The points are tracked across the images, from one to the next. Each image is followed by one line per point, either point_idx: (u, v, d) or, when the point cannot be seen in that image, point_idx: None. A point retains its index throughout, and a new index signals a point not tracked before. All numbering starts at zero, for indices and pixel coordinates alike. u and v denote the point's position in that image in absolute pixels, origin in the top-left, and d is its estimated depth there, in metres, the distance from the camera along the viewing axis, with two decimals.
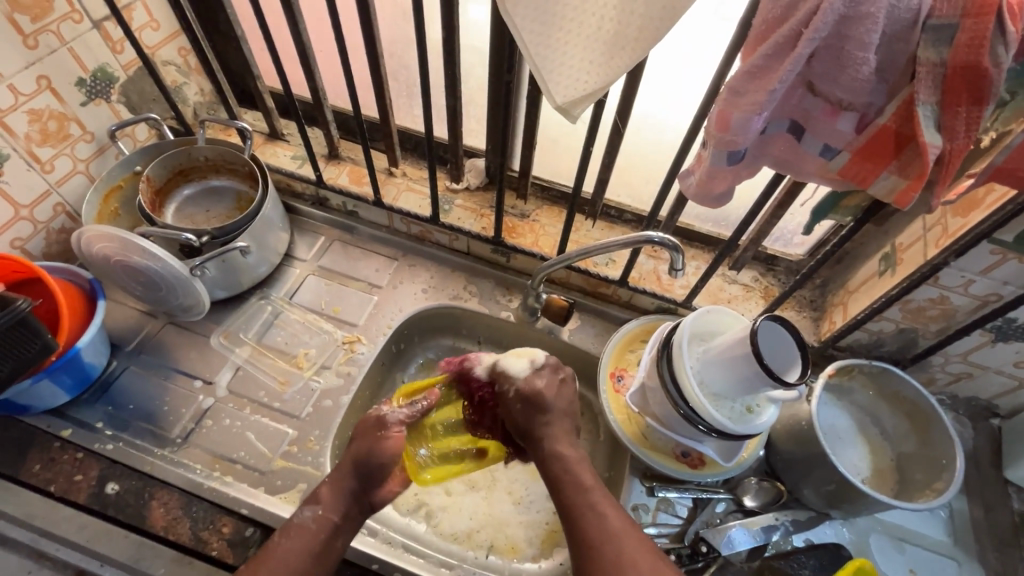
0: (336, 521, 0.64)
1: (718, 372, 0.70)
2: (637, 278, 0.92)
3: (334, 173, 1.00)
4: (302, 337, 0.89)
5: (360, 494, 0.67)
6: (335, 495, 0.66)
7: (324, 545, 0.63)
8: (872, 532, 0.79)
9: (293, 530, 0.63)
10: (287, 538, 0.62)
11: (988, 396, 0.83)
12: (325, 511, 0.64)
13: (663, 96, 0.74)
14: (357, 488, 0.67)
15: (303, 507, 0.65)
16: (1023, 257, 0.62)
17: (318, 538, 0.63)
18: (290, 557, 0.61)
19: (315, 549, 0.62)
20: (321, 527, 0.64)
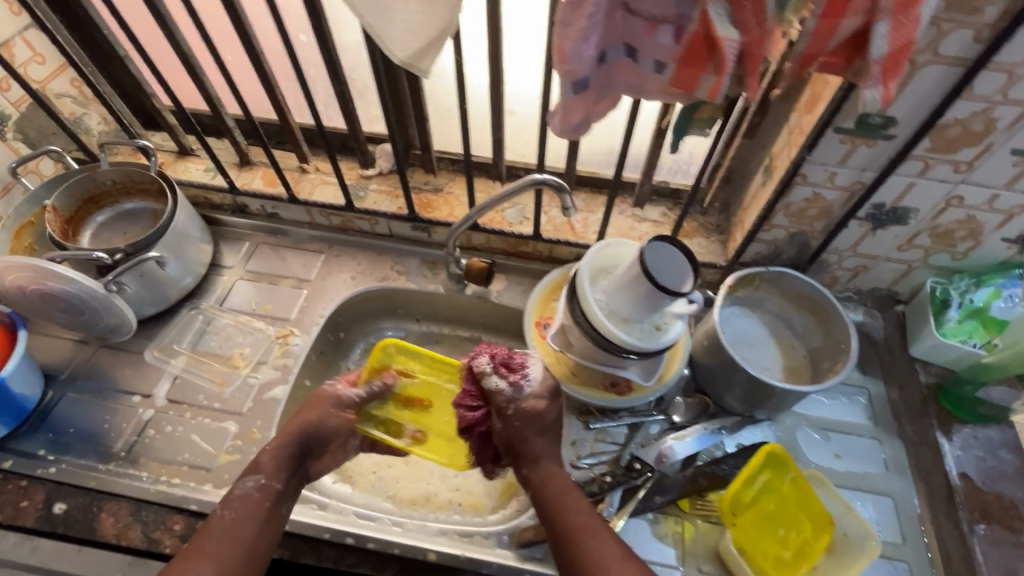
0: (276, 486, 0.69)
1: (621, 298, 0.74)
2: (551, 231, 0.95)
3: (247, 178, 1.02)
4: (236, 341, 0.90)
5: (261, 494, 0.67)
6: (269, 463, 0.70)
7: (269, 510, 0.67)
8: (799, 428, 0.83)
9: (233, 500, 0.66)
10: (225, 508, 0.65)
11: (887, 285, 0.88)
12: (266, 479, 0.68)
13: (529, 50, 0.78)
14: (295, 455, 0.72)
15: (246, 479, 0.68)
16: (869, 141, 0.67)
17: (263, 505, 0.67)
18: (233, 526, 0.64)
19: (258, 517, 0.66)
20: (264, 494, 0.67)
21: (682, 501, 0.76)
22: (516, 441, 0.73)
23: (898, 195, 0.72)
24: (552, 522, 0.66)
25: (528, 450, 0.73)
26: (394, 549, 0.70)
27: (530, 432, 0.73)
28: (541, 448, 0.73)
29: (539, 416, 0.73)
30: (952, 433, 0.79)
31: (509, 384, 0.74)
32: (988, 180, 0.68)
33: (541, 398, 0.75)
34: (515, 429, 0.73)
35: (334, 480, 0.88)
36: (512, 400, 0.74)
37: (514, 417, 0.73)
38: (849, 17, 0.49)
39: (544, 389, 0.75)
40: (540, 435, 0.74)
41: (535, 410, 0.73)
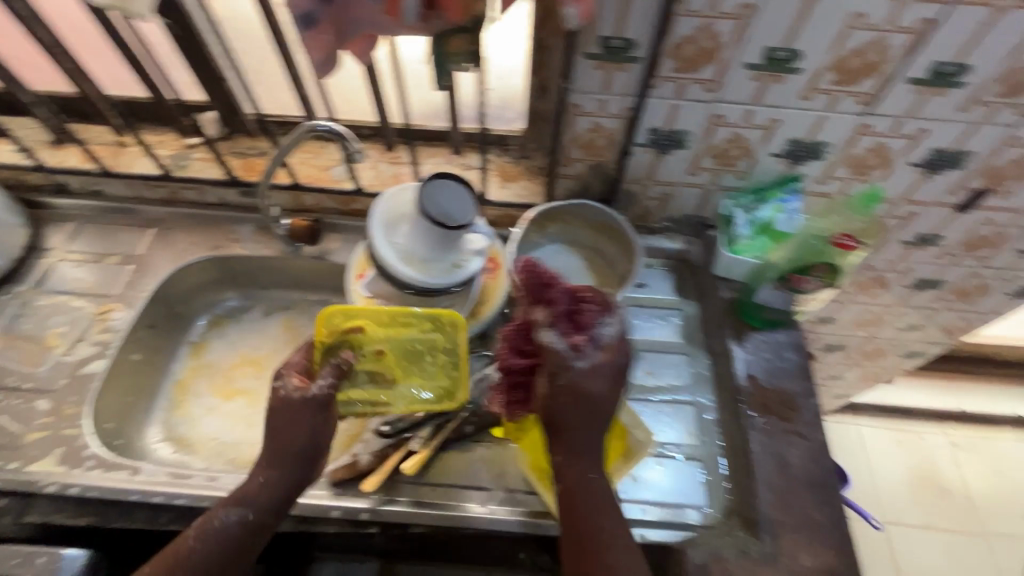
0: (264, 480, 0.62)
1: (414, 238, 0.76)
2: (377, 185, 0.96)
3: (61, 156, 0.98)
4: (54, 322, 0.88)
5: (262, 518, 0.61)
6: (264, 490, 0.61)
7: (247, 546, 0.60)
8: None
9: (198, 531, 0.58)
10: (194, 537, 0.58)
11: (694, 211, 0.93)
12: (251, 515, 0.60)
13: None
14: (297, 479, 0.63)
15: (228, 510, 0.60)
16: (620, 66, 0.70)
17: (234, 543, 0.59)
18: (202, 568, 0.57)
19: (220, 561, 0.58)
20: (247, 529, 0.60)
21: (495, 428, 0.79)
22: (565, 426, 0.62)
23: (667, 118, 0.76)
24: (578, 541, 0.57)
25: (563, 430, 0.62)
26: (202, 502, 0.72)
27: (554, 423, 0.62)
28: (559, 437, 0.62)
29: (591, 399, 0.62)
30: (744, 339, 0.85)
31: (557, 346, 0.62)
32: (738, 97, 0.73)
33: (599, 373, 0.63)
34: (554, 405, 0.62)
35: (170, 449, 0.88)
36: (558, 376, 0.62)
37: (551, 390, 0.62)
38: None
39: (606, 364, 0.63)
40: (568, 421, 0.62)
41: (578, 392, 0.61)
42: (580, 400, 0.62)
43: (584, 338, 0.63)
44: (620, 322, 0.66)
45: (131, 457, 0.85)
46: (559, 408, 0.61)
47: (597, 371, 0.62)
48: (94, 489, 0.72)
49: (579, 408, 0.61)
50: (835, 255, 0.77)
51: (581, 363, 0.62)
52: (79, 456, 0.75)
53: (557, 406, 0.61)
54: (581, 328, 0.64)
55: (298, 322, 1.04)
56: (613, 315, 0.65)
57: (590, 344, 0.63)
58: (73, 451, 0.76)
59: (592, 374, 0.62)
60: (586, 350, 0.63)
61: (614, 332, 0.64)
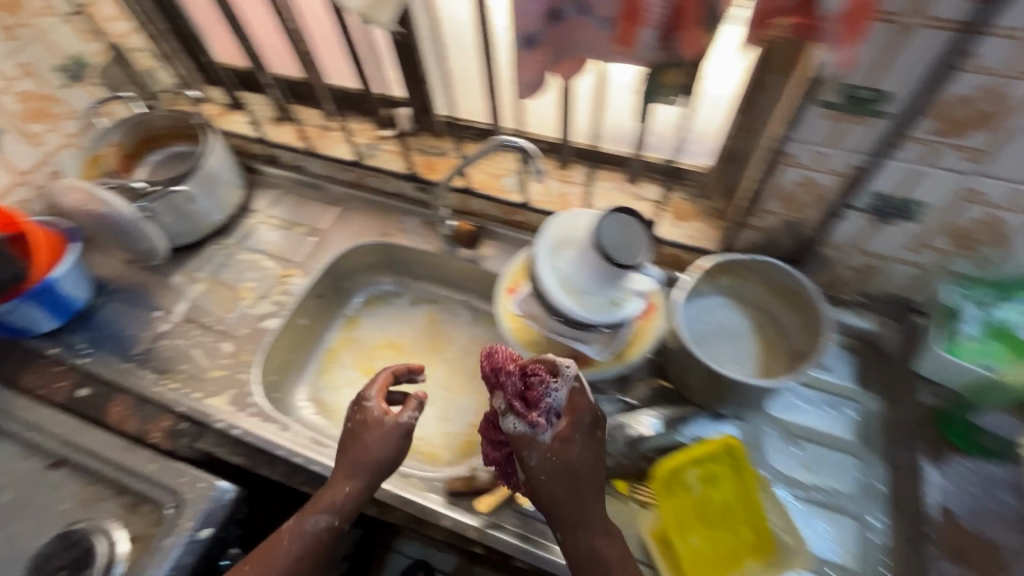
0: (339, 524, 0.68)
1: (578, 267, 0.73)
2: (544, 201, 0.95)
3: (280, 132, 1.11)
4: (247, 275, 1.01)
5: (319, 535, 0.67)
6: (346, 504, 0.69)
7: (308, 551, 0.67)
8: (767, 432, 0.78)
9: (274, 541, 0.67)
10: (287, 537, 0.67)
11: (901, 291, 0.79)
12: (337, 522, 0.68)
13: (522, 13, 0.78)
14: (340, 502, 0.68)
15: (318, 518, 0.68)
16: (859, 119, 0.60)
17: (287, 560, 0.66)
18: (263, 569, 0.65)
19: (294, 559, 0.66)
20: (293, 538, 0.67)
21: (619, 481, 0.74)
22: (561, 497, 0.64)
23: (901, 184, 0.65)
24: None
25: (560, 502, 0.64)
26: (335, 475, 0.77)
27: (566, 477, 0.64)
28: (579, 500, 0.64)
29: (575, 472, 0.65)
30: (944, 462, 0.71)
31: (524, 427, 0.66)
32: (1010, 174, 0.59)
33: (591, 444, 0.67)
34: (542, 483, 0.64)
35: (312, 411, 0.96)
36: (557, 439, 0.65)
37: (536, 466, 0.65)
38: None
39: (577, 430, 0.66)
40: (570, 487, 0.64)
41: (564, 463, 0.65)
42: (580, 477, 0.65)
43: (537, 405, 0.66)
44: (568, 381, 0.67)
45: (282, 410, 0.94)
46: (542, 472, 0.64)
47: (557, 447, 0.65)
48: (252, 435, 0.81)
49: (575, 468, 0.65)
50: None
51: (546, 437, 0.65)
52: (245, 402, 0.85)
53: (574, 462, 0.65)
54: (538, 403, 0.66)
55: (440, 318, 1.07)
56: (560, 379, 0.67)
57: (563, 383, 0.66)
58: (241, 395, 0.86)
59: (565, 444, 0.65)
60: (552, 416, 0.66)
61: (566, 395, 0.67)
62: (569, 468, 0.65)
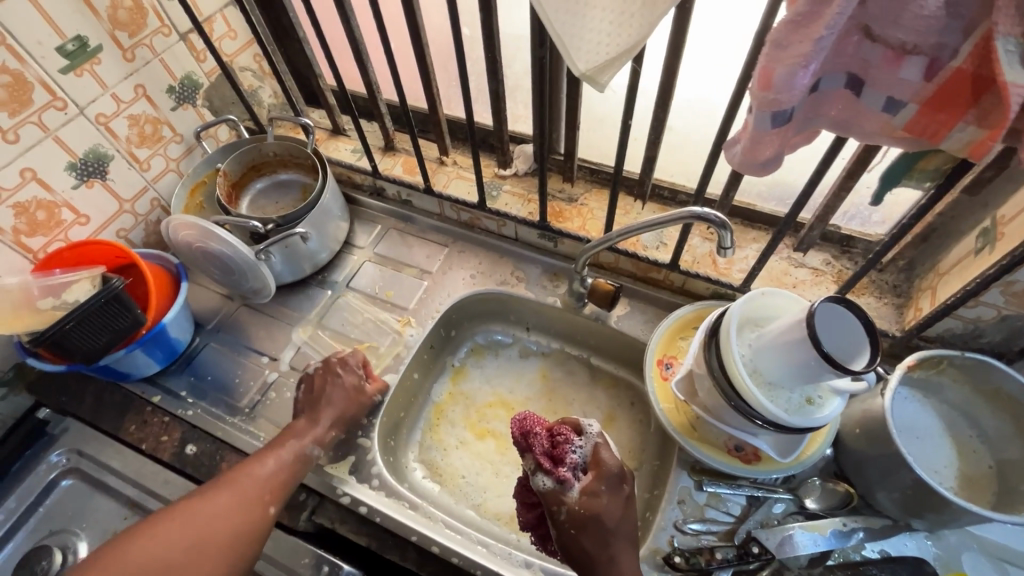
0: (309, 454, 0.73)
1: (771, 361, 0.65)
2: (689, 262, 0.87)
3: (389, 164, 1.04)
4: (356, 322, 0.94)
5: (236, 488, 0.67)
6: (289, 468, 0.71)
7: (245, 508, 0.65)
8: (966, 550, 0.69)
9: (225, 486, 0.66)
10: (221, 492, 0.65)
11: None
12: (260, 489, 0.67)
13: (707, 61, 0.70)
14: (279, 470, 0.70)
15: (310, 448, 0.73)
16: None
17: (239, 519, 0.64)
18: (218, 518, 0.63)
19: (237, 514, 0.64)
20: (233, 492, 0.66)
21: None
22: (591, 555, 0.63)
23: None
24: None
25: (594, 561, 0.63)
26: (478, 569, 0.69)
27: (603, 529, 0.63)
28: (609, 555, 0.62)
29: (603, 525, 0.63)
30: None
31: (554, 483, 0.66)
32: None
33: (618, 497, 0.65)
34: (572, 540, 0.64)
35: (425, 475, 0.89)
36: (584, 496, 0.65)
37: (568, 522, 0.64)
38: None
39: (600, 487, 0.65)
40: (600, 542, 0.63)
41: (592, 512, 0.64)
42: (606, 524, 0.64)
43: (568, 458, 0.66)
44: (591, 439, 0.68)
45: (395, 475, 0.87)
46: (583, 526, 0.63)
47: (587, 504, 0.64)
48: (380, 515, 0.73)
49: (604, 522, 0.64)
50: None
51: (575, 493, 0.65)
52: (368, 472, 0.77)
53: (604, 516, 0.64)
54: (563, 460, 0.66)
55: (555, 375, 0.99)
56: (583, 436, 0.68)
57: (585, 441, 0.68)
58: (363, 464, 0.78)
59: (592, 499, 0.64)
60: (576, 473, 0.66)
61: (590, 452, 0.68)
62: (610, 517, 0.64)
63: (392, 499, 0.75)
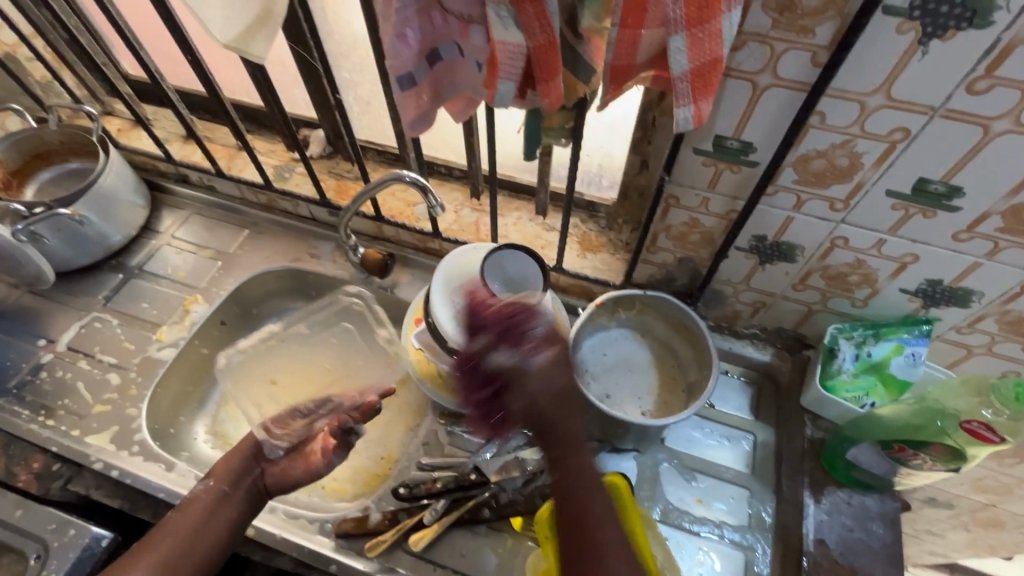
0: (225, 490, 0.69)
1: (473, 304, 0.72)
2: (456, 230, 0.95)
3: (188, 151, 1.07)
4: (143, 302, 0.95)
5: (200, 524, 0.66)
6: (232, 528, 0.68)
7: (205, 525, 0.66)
8: (664, 464, 0.79)
9: (185, 506, 0.67)
10: (179, 514, 0.67)
11: (792, 326, 0.82)
12: (215, 483, 0.69)
13: None
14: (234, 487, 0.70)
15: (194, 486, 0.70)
16: (732, 167, 0.62)
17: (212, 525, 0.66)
18: (185, 529, 0.65)
19: (201, 522, 0.66)
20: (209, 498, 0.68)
21: (514, 519, 0.74)
22: (549, 429, 0.51)
23: (778, 228, 0.67)
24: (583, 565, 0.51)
25: (558, 428, 0.51)
26: None
27: (559, 408, 0.51)
28: (566, 423, 0.51)
29: (562, 394, 0.51)
30: (822, 494, 0.73)
31: (514, 358, 0.51)
32: (871, 222, 0.62)
33: (551, 375, 0.51)
34: (534, 408, 0.50)
35: (211, 445, 0.91)
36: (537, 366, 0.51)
37: (534, 394, 0.50)
38: (649, 28, 0.46)
39: (561, 359, 0.52)
40: (563, 408, 0.51)
41: (556, 383, 0.51)
42: (569, 400, 0.51)
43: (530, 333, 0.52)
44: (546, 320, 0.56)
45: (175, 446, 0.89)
46: (539, 399, 0.50)
47: (543, 366, 0.51)
48: (130, 477, 0.76)
49: (557, 380, 0.51)
50: (964, 442, 0.65)
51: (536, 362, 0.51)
52: (129, 439, 0.80)
53: (540, 386, 0.50)
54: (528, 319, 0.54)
55: None
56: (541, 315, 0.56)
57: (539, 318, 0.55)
58: (126, 432, 0.81)
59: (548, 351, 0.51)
60: (540, 337, 0.53)
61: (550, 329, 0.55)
62: (551, 386, 0.51)
63: (148, 462, 0.78)
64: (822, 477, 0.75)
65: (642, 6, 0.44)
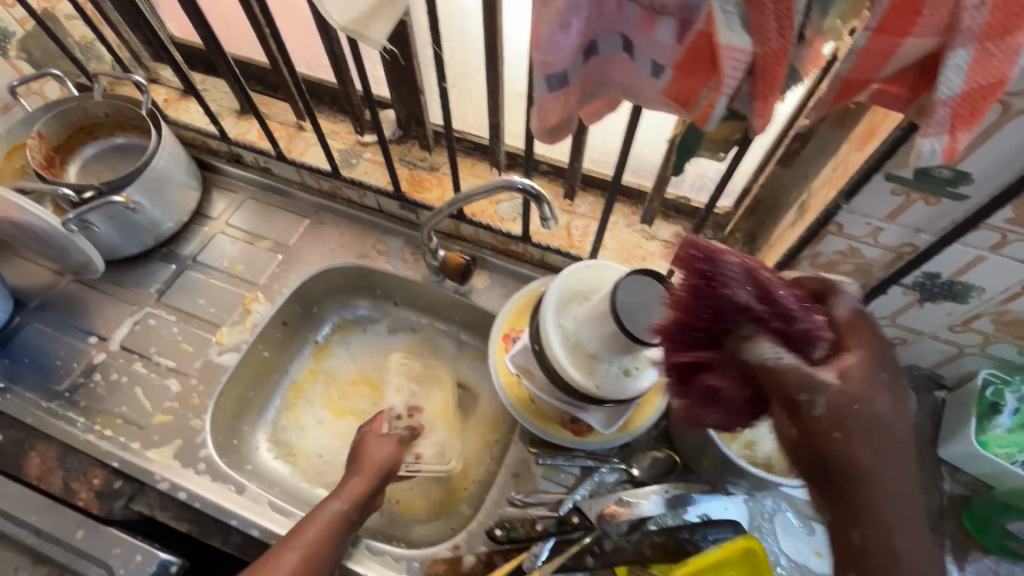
0: (355, 518, 0.68)
1: (589, 333, 0.63)
2: (545, 234, 0.86)
3: (243, 128, 0.97)
4: (199, 298, 0.88)
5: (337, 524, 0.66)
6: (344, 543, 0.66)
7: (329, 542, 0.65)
8: (779, 512, 0.72)
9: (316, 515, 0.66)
10: (310, 523, 0.66)
11: (929, 365, 0.73)
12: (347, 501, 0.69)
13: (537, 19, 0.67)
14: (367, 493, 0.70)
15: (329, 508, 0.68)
16: (929, 198, 0.52)
17: (338, 534, 0.66)
18: (317, 543, 0.64)
19: (327, 533, 0.65)
20: (344, 519, 0.67)
21: (619, 567, 0.66)
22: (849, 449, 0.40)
23: (959, 268, 0.57)
24: None
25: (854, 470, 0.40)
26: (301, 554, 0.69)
27: (849, 443, 0.40)
28: (870, 463, 0.40)
29: (877, 427, 0.41)
30: (966, 560, 0.68)
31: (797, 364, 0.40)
32: None
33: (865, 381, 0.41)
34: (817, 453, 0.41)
35: (274, 456, 0.85)
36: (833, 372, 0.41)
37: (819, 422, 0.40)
38: (916, 37, 0.36)
39: (865, 371, 0.41)
40: (873, 448, 0.40)
41: (848, 394, 0.40)
42: (888, 432, 0.40)
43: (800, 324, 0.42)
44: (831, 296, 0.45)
45: (238, 456, 0.83)
46: (832, 458, 0.41)
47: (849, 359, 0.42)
48: (200, 501, 0.70)
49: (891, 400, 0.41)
50: None
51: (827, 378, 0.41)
52: (193, 456, 0.73)
53: (849, 450, 0.40)
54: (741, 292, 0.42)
55: (421, 350, 0.96)
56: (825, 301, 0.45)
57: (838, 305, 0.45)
58: (190, 448, 0.74)
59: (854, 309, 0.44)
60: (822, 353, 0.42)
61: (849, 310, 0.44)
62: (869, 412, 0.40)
63: (216, 483, 0.72)
64: (964, 541, 0.69)
65: (915, 9, 0.34)
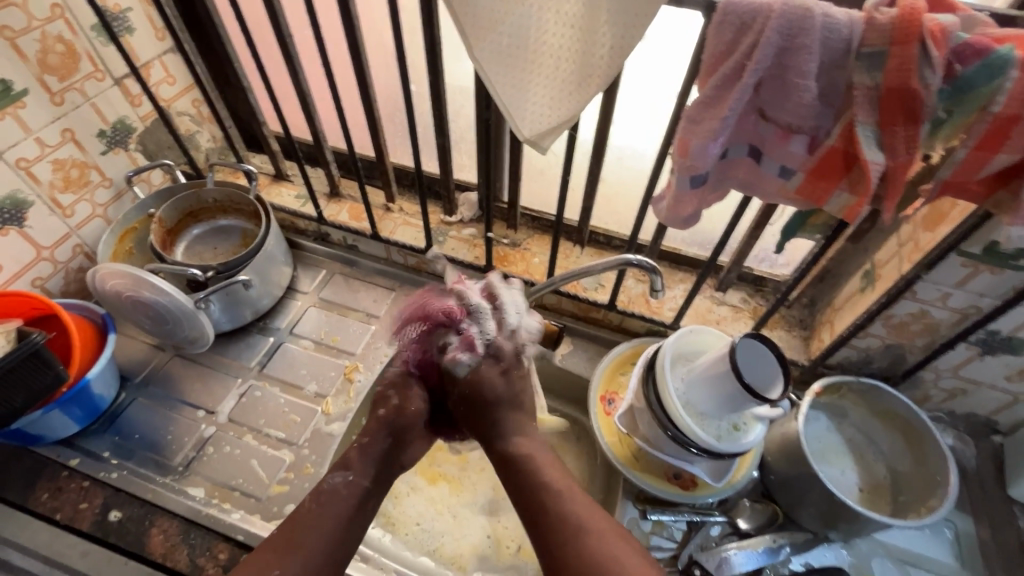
0: (366, 486, 0.61)
1: (701, 392, 0.70)
2: (625, 302, 0.94)
3: (334, 210, 1.05)
4: (300, 369, 0.92)
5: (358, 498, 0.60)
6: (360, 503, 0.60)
7: (357, 511, 0.59)
8: (875, 556, 0.77)
9: (325, 494, 0.59)
10: (318, 503, 0.58)
11: (986, 413, 0.82)
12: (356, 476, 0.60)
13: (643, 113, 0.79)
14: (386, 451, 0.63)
15: (334, 474, 0.61)
16: (994, 268, 0.63)
17: (349, 504, 0.59)
18: (323, 522, 0.57)
19: (348, 511, 0.59)
20: (352, 492, 0.60)
21: None
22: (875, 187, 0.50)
23: (1018, 325, 0.67)
24: None
25: None
26: None
27: None
28: None
29: None
30: None
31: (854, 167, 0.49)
32: None
33: None
34: None
35: (374, 525, 0.86)
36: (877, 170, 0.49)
37: None
38: (1006, 153, 0.47)
39: None
40: None
41: None
42: None
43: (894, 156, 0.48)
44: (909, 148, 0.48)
45: None
46: None
47: None
48: None
49: None
50: None
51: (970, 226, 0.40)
52: None
53: None
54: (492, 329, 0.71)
55: None
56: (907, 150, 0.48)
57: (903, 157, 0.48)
58: None
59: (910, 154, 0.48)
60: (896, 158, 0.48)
61: None
62: None
63: None
64: None
65: (1003, 135, 0.46)
